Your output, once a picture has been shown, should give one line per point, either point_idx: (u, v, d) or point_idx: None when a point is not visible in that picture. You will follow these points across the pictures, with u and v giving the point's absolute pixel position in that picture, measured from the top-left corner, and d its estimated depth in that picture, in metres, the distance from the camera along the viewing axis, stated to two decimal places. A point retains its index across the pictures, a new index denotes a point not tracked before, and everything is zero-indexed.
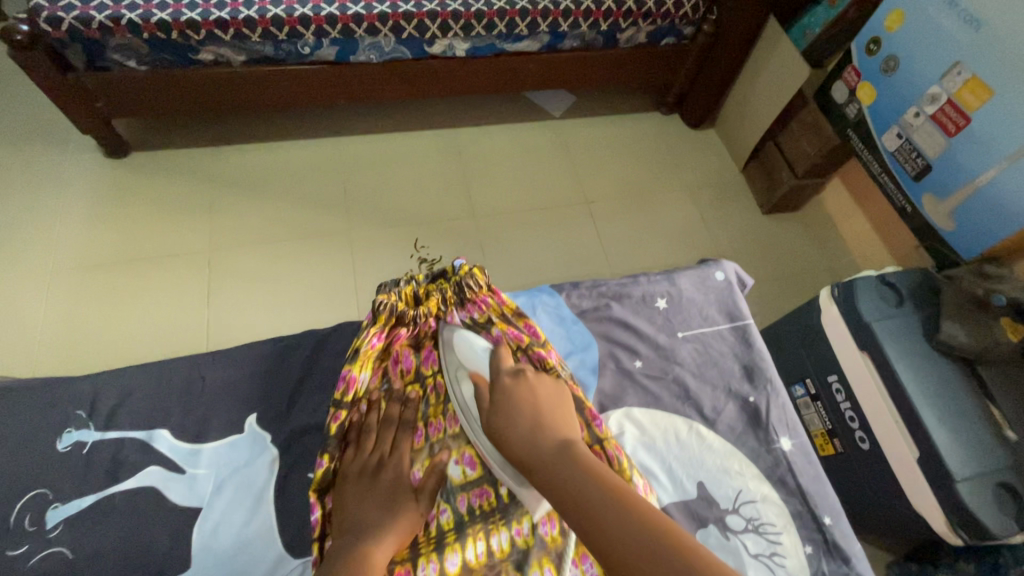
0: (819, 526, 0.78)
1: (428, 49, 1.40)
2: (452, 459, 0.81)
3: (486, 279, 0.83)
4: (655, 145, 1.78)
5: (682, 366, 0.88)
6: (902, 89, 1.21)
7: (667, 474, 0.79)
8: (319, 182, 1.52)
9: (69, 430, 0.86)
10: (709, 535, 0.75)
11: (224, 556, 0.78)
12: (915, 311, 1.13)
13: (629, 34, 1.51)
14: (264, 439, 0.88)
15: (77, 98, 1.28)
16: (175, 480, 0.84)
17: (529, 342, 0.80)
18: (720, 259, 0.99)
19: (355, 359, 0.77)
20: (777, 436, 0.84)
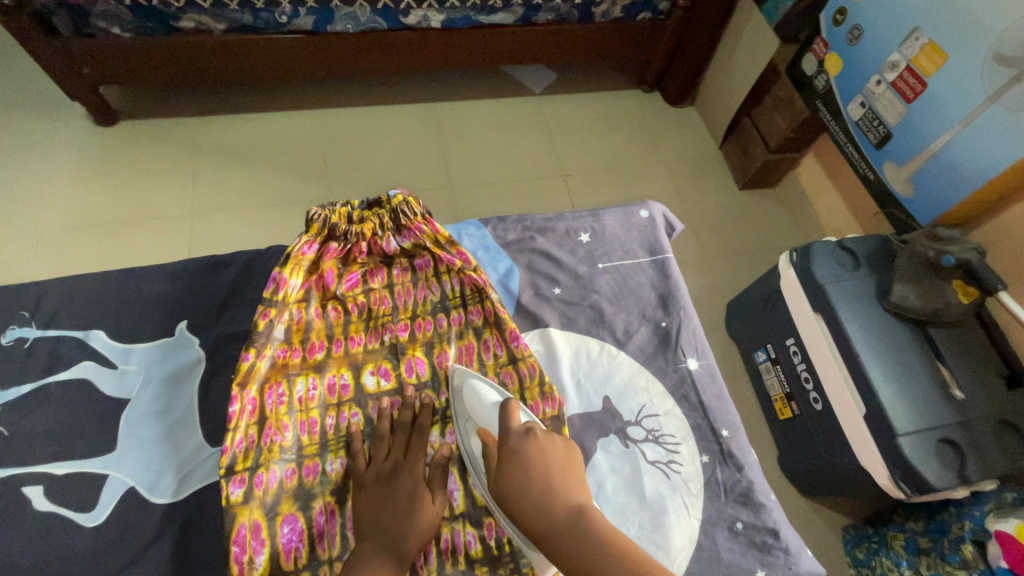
0: (716, 438, 0.81)
1: (403, 20, 1.43)
2: (406, 360, 0.84)
3: (421, 208, 0.87)
4: (634, 121, 1.81)
5: (599, 294, 0.90)
6: (865, 57, 1.23)
7: (575, 388, 0.83)
8: (300, 151, 1.57)
9: (12, 327, 0.89)
10: (610, 443, 0.79)
11: (148, 441, 0.83)
12: (870, 275, 1.15)
13: (604, 8, 1.54)
14: (188, 339, 0.91)
15: (65, 64, 1.34)
16: (107, 374, 0.87)
17: (461, 267, 0.84)
18: (647, 200, 1.02)
19: (285, 264, 0.79)
20: (685, 356, 0.86)
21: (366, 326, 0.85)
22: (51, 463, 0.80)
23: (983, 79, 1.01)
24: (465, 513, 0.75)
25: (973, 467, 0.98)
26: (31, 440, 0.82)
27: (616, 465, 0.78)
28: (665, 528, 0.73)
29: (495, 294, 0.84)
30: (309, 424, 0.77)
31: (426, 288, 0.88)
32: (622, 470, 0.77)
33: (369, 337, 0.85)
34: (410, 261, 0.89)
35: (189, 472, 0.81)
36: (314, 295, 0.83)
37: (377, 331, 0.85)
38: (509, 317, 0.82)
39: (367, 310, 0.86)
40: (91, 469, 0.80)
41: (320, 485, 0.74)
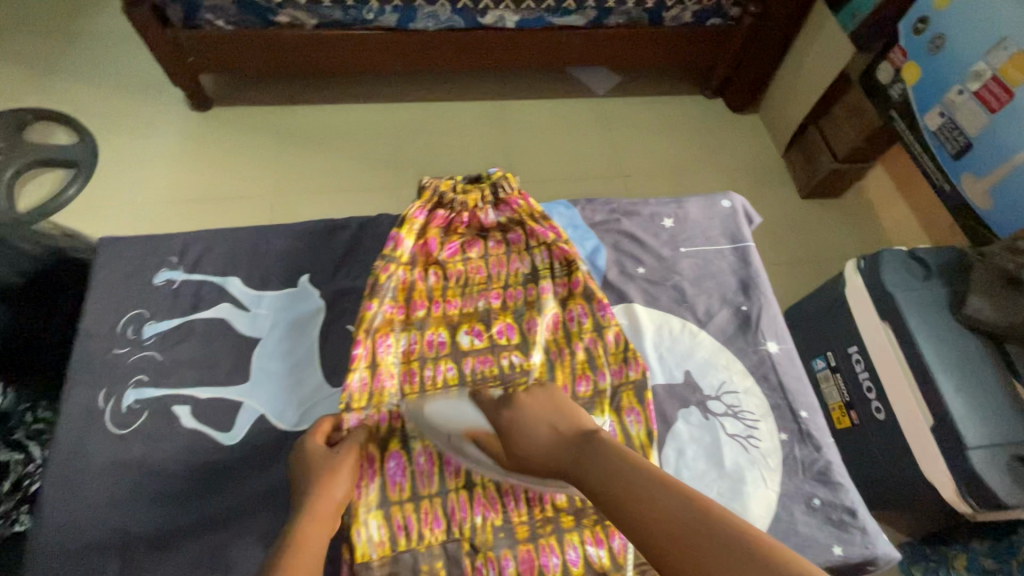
0: (795, 417, 0.81)
1: (481, 20, 1.50)
2: (497, 324, 0.86)
3: (518, 183, 0.90)
4: (695, 126, 1.82)
5: (681, 276, 0.92)
6: (946, 67, 1.21)
7: (658, 361, 0.85)
8: (372, 141, 1.66)
9: (162, 269, 0.95)
10: (691, 414, 0.80)
11: (279, 377, 0.89)
12: (942, 285, 1.12)
13: (674, 13, 1.57)
14: (309, 291, 0.96)
15: (173, 52, 1.46)
16: (242, 315, 0.93)
17: (553, 239, 0.86)
18: (728, 191, 1.03)
19: (403, 225, 0.84)
20: (764, 340, 0.88)
21: (462, 292, 0.88)
22: (195, 387, 0.87)
23: None
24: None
25: None
26: (177, 366, 0.88)
27: (697, 435, 0.79)
28: (744, 497, 0.74)
29: (583, 266, 0.86)
30: (410, 374, 0.82)
31: (518, 262, 0.90)
32: (703, 440, 0.79)
33: (464, 303, 0.88)
34: (505, 236, 0.92)
35: (315, 406, 0.87)
36: (419, 260, 0.87)
37: (471, 300, 0.88)
38: (597, 288, 0.85)
39: (463, 278, 0.89)
40: (228, 396, 0.87)
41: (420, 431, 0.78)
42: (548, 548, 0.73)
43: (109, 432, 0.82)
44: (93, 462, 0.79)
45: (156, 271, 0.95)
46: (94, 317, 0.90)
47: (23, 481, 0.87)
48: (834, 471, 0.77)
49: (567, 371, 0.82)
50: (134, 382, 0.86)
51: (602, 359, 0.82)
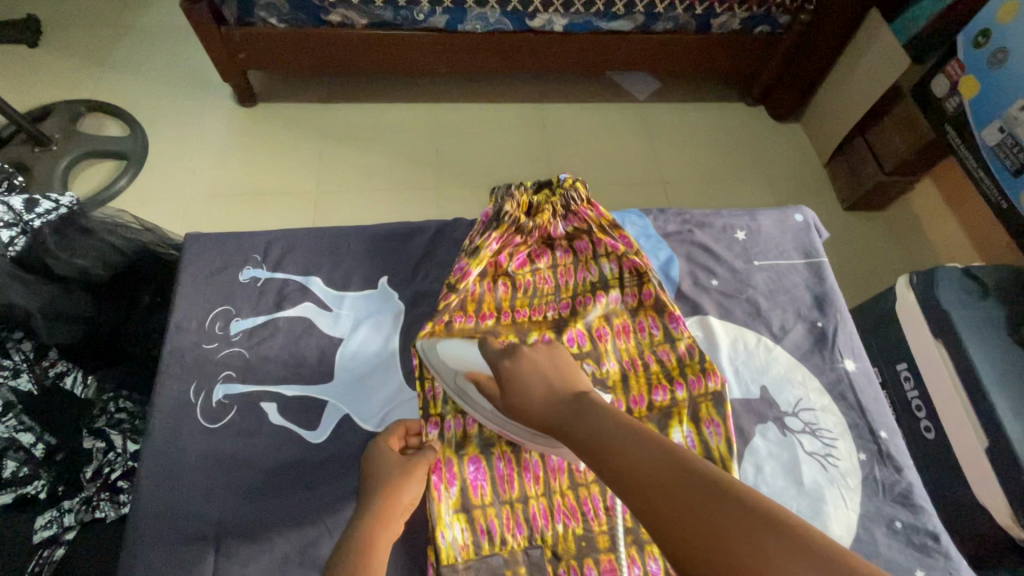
0: (875, 438, 0.80)
1: (529, 23, 1.50)
2: (569, 332, 0.85)
3: (588, 192, 0.84)
4: (736, 134, 1.80)
5: (755, 289, 0.91)
6: (1009, 81, 1.19)
7: (734, 375, 0.84)
8: (413, 141, 1.67)
9: (248, 267, 0.96)
10: (768, 430, 0.80)
11: (363, 377, 0.90)
12: (999, 305, 1.10)
13: (723, 20, 1.55)
14: (390, 294, 0.97)
15: (225, 48, 1.49)
16: (324, 314, 0.94)
17: (624, 251, 0.85)
18: (801, 204, 1.01)
19: (474, 256, 0.82)
20: (842, 357, 0.86)
21: (532, 302, 0.88)
22: (282, 384, 0.88)
23: None
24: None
25: None
26: (265, 363, 0.89)
27: (776, 452, 0.79)
28: (824, 516, 0.74)
29: (655, 277, 0.85)
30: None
31: (586, 271, 0.90)
32: (781, 457, 0.78)
33: (534, 311, 0.88)
34: (571, 244, 0.91)
35: (398, 407, 0.87)
36: (488, 272, 0.86)
37: (540, 308, 0.89)
38: (669, 301, 0.85)
39: (533, 289, 0.89)
40: (314, 393, 0.88)
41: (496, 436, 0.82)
42: (631, 560, 0.74)
43: (200, 426, 0.83)
44: (186, 457, 0.80)
45: (241, 267, 0.96)
46: (185, 311, 0.91)
47: (104, 469, 0.93)
48: (916, 494, 0.75)
49: (642, 381, 0.82)
50: (224, 377, 0.87)
51: (680, 371, 0.82)
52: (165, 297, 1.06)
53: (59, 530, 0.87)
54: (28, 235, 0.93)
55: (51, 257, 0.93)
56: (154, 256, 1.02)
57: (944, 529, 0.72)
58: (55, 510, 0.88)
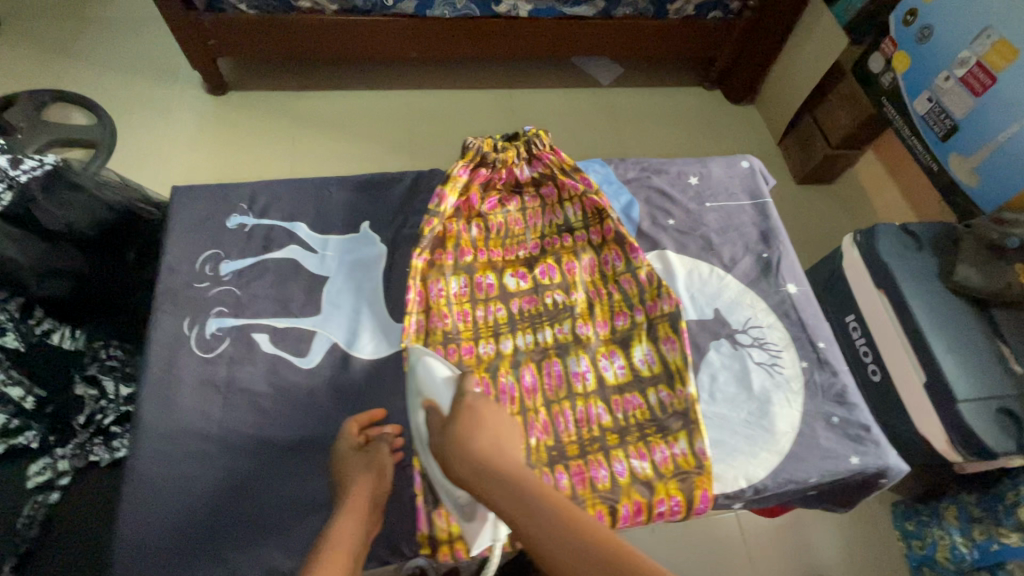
0: (814, 348, 0.87)
1: (495, 8, 1.55)
2: (540, 267, 0.92)
3: (548, 140, 0.94)
4: (696, 115, 1.90)
5: (708, 226, 0.97)
6: (934, 56, 1.30)
7: (690, 300, 0.90)
8: (387, 126, 1.71)
9: (234, 214, 0.98)
10: (722, 345, 0.86)
11: (350, 311, 0.93)
12: (933, 256, 1.21)
13: (678, 5, 1.64)
14: (372, 238, 0.99)
15: (194, 35, 1.49)
16: (310, 255, 0.96)
17: (583, 189, 0.91)
18: (747, 152, 1.07)
19: (448, 182, 0.88)
20: (784, 282, 0.93)
21: (503, 243, 0.94)
22: (270, 317, 0.91)
23: None
24: (595, 392, 0.82)
25: None
26: (255, 299, 0.92)
27: (728, 364, 0.85)
28: (771, 416, 0.81)
29: (614, 214, 0.91)
30: (463, 314, 0.87)
31: (553, 214, 0.96)
32: (733, 368, 0.85)
33: (507, 251, 0.93)
34: (538, 191, 0.97)
35: (382, 337, 0.90)
36: (462, 211, 0.92)
37: (512, 248, 0.94)
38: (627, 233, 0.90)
39: (504, 230, 0.94)
40: (303, 325, 0.90)
41: (474, 364, 0.83)
42: (597, 462, 0.76)
43: (196, 356, 0.86)
44: (183, 402, 0.83)
45: (228, 214, 0.98)
46: (177, 253, 0.94)
47: (96, 416, 0.99)
48: (850, 392, 0.82)
49: (606, 307, 0.89)
50: (216, 314, 0.90)
51: (639, 298, 0.87)
52: (151, 251, 1.12)
53: (54, 475, 0.92)
54: (14, 190, 0.91)
55: (39, 208, 0.94)
56: (135, 215, 1.04)
57: (874, 419, 0.79)
58: (49, 457, 0.93)
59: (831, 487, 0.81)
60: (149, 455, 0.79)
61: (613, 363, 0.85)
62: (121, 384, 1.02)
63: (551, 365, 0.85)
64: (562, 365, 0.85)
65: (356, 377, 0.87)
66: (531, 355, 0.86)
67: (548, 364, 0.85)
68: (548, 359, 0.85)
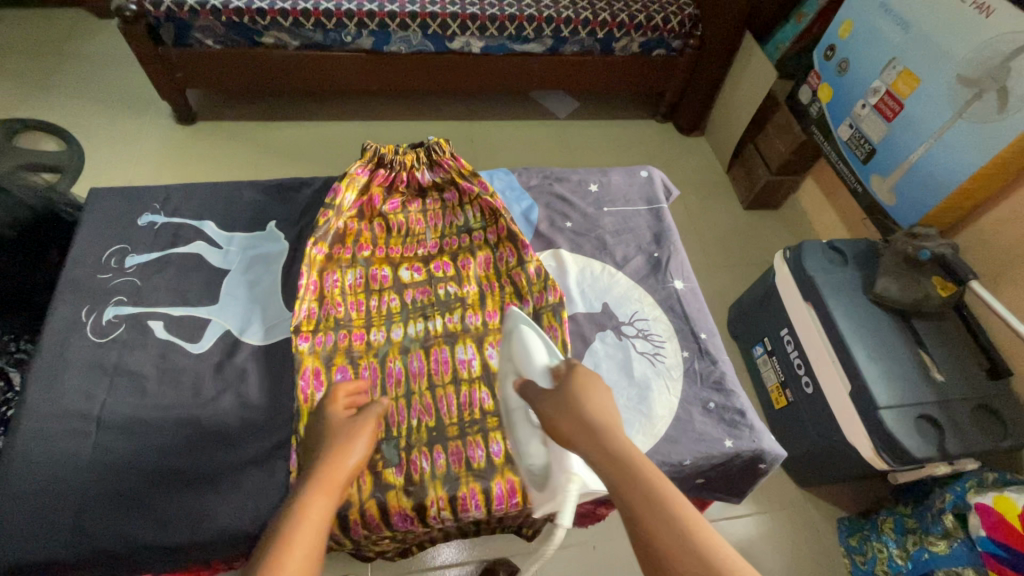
0: (696, 339, 0.90)
1: (449, 45, 1.66)
2: (436, 263, 0.97)
3: (449, 148, 1.01)
4: (646, 146, 1.99)
5: (603, 229, 1.02)
6: (851, 86, 1.40)
7: (580, 295, 0.94)
8: (348, 154, 1.78)
9: (145, 213, 1.02)
10: (607, 336, 0.89)
11: (244, 301, 0.95)
12: (856, 270, 1.25)
13: (623, 43, 1.75)
14: (276, 235, 1.03)
15: (162, 68, 1.58)
16: (215, 251, 1.00)
17: (479, 192, 0.99)
18: (647, 163, 1.14)
19: (343, 179, 0.94)
20: (672, 279, 0.97)
21: (403, 240, 0.98)
22: (165, 306, 0.93)
23: (950, 96, 1.15)
24: (479, 377, 0.86)
25: (950, 442, 1.06)
26: (152, 294, 0.94)
27: (612, 353, 0.88)
28: (649, 401, 0.83)
29: (507, 214, 0.96)
30: (357, 304, 0.91)
31: (453, 216, 1.01)
32: (616, 357, 0.87)
33: (406, 249, 0.98)
34: (441, 194, 1.03)
35: (272, 327, 0.93)
36: (364, 212, 0.98)
37: (412, 246, 0.98)
38: (520, 231, 0.96)
39: (405, 228, 1.00)
40: (197, 314, 0.93)
41: (365, 351, 0.87)
42: (474, 442, 0.81)
43: (88, 340, 0.88)
44: (86, 397, 0.83)
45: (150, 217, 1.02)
46: (83, 247, 0.97)
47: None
48: (727, 380, 0.85)
49: (497, 298, 0.93)
50: (114, 302, 0.92)
51: (527, 290, 0.92)
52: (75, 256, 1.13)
53: None
54: None
55: None
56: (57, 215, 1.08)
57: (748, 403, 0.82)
58: None
59: (716, 473, 0.82)
60: (33, 438, 0.79)
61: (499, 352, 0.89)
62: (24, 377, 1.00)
63: (440, 352, 0.88)
64: (448, 352, 0.88)
65: (239, 365, 0.89)
66: (421, 344, 0.89)
67: (435, 351, 0.88)
68: (436, 346, 0.89)
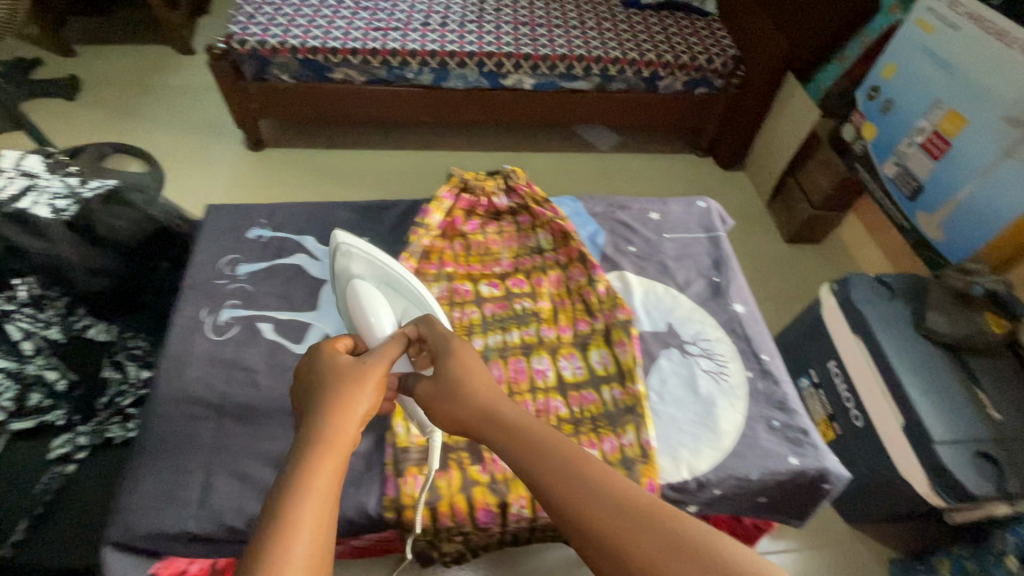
0: (758, 360, 0.93)
1: (503, 82, 1.77)
2: (512, 280, 1.01)
3: (524, 176, 1.07)
4: (687, 178, 2.05)
5: (665, 253, 1.06)
6: (897, 125, 1.43)
7: (644, 314, 0.97)
8: (401, 181, 1.88)
9: (253, 227, 1.10)
10: (672, 354, 0.92)
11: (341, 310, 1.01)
12: (904, 304, 1.26)
13: (667, 81, 1.83)
14: (368, 249, 1.08)
15: (241, 99, 1.73)
16: (315, 263, 1.07)
17: (551, 216, 1.03)
18: (703, 195, 1.19)
19: (433, 202, 1.03)
20: (733, 302, 1.01)
21: (482, 259, 1.03)
22: (272, 310, 1.00)
23: (999, 135, 1.18)
24: (555, 387, 0.87)
25: (1010, 481, 1.04)
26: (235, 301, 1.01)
27: (677, 370, 0.91)
28: (715, 416, 0.86)
29: (578, 237, 1.01)
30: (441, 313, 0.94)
31: (526, 238, 1.06)
32: (682, 374, 0.90)
33: (485, 266, 1.02)
34: (515, 219, 1.08)
35: None
36: (445, 231, 1.03)
37: (490, 264, 1.02)
38: (589, 252, 1.00)
39: (484, 248, 1.04)
40: (303, 320, 1.00)
41: None
42: None
43: (179, 340, 0.95)
44: (173, 393, 0.89)
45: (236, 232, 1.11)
46: (203, 255, 1.06)
47: (118, 398, 1.00)
48: (789, 400, 0.88)
49: (568, 315, 0.97)
50: (229, 305, 0.99)
51: (597, 306, 0.96)
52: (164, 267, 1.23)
53: (72, 449, 0.92)
54: (78, 203, 1.01)
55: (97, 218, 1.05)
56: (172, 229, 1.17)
57: (811, 422, 0.85)
58: (70, 432, 0.95)
59: (778, 492, 0.84)
60: (146, 421, 0.86)
61: (571, 364, 0.91)
62: (142, 369, 1.04)
63: (515, 362, 0.90)
64: (525, 362, 0.90)
65: None
66: (501, 354, 0.91)
67: (514, 362, 0.90)
68: (513, 357, 0.90)
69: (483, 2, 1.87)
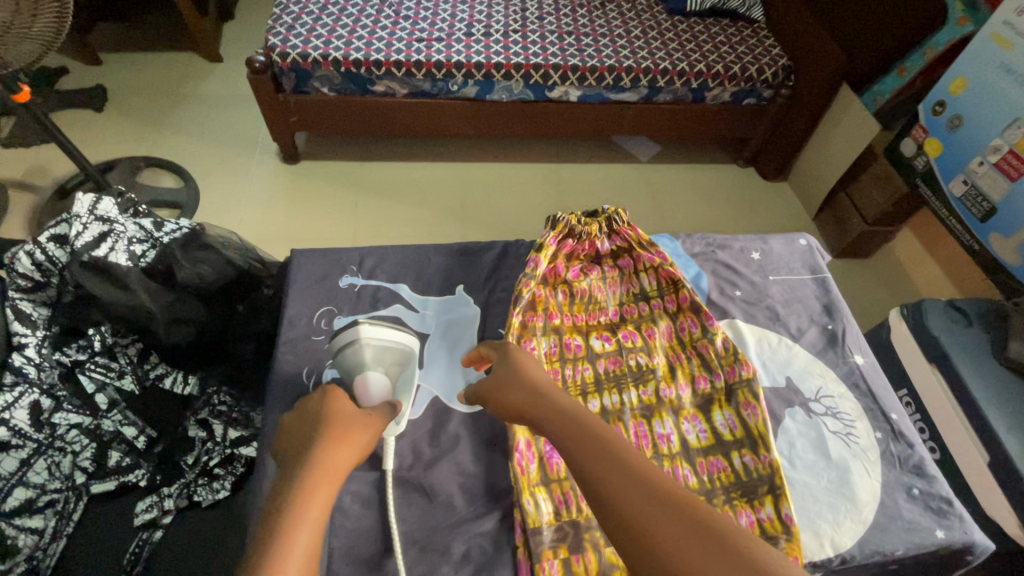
0: (887, 419, 0.91)
1: (548, 93, 1.72)
2: (621, 332, 0.98)
3: (626, 218, 1.02)
4: (730, 191, 2.00)
5: (772, 299, 1.04)
6: (966, 142, 1.39)
7: (763, 367, 0.95)
8: (440, 195, 1.83)
9: (346, 274, 1.06)
10: (796, 413, 0.90)
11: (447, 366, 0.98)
12: (983, 332, 1.22)
13: (715, 93, 1.78)
14: (467, 299, 1.06)
15: (279, 113, 1.68)
16: (411, 313, 1.03)
17: (659, 262, 0.99)
18: (803, 231, 1.17)
19: (541, 250, 0.96)
20: (852, 354, 0.99)
21: (586, 307, 1.00)
22: None
23: None
24: (681, 454, 0.85)
25: None
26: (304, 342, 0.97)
27: (804, 431, 0.88)
28: (851, 484, 0.83)
29: (688, 283, 0.98)
30: (554, 372, 0.92)
31: (630, 283, 1.03)
32: (809, 436, 0.88)
33: (590, 316, 1.00)
34: (616, 262, 1.04)
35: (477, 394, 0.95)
36: (548, 279, 0.99)
37: (595, 313, 1.00)
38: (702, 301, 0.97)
39: (588, 296, 1.00)
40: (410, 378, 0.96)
41: None
42: None
43: None
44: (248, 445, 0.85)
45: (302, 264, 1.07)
46: (298, 305, 1.01)
47: (203, 457, 0.97)
48: (927, 466, 0.86)
49: (687, 371, 0.94)
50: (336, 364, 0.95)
51: (716, 362, 0.93)
52: None
53: (157, 514, 0.90)
54: (157, 248, 1.04)
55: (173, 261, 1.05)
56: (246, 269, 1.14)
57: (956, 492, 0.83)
58: (155, 495, 0.92)
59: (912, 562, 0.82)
60: None
61: (696, 428, 0.88)
62: (229, 428, 1.00)
63: (637, 426, 0.88)
64: (647, 427, 0.88)
65: None
66: (619, 415, 0.89)
67: (635, 426, 0.88)
68: (634, 420, 0.88)
69: (526, 10, 1.81)
